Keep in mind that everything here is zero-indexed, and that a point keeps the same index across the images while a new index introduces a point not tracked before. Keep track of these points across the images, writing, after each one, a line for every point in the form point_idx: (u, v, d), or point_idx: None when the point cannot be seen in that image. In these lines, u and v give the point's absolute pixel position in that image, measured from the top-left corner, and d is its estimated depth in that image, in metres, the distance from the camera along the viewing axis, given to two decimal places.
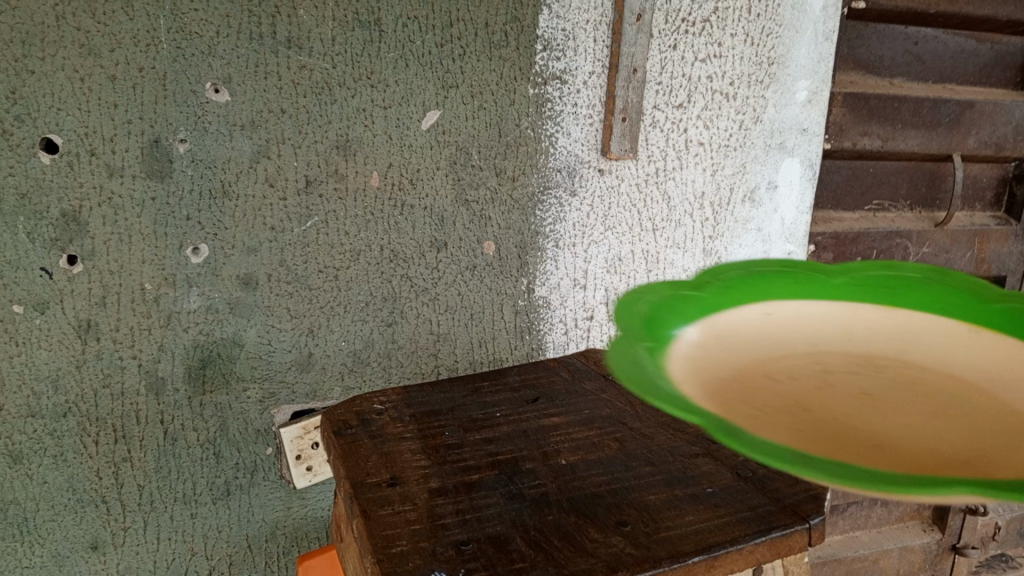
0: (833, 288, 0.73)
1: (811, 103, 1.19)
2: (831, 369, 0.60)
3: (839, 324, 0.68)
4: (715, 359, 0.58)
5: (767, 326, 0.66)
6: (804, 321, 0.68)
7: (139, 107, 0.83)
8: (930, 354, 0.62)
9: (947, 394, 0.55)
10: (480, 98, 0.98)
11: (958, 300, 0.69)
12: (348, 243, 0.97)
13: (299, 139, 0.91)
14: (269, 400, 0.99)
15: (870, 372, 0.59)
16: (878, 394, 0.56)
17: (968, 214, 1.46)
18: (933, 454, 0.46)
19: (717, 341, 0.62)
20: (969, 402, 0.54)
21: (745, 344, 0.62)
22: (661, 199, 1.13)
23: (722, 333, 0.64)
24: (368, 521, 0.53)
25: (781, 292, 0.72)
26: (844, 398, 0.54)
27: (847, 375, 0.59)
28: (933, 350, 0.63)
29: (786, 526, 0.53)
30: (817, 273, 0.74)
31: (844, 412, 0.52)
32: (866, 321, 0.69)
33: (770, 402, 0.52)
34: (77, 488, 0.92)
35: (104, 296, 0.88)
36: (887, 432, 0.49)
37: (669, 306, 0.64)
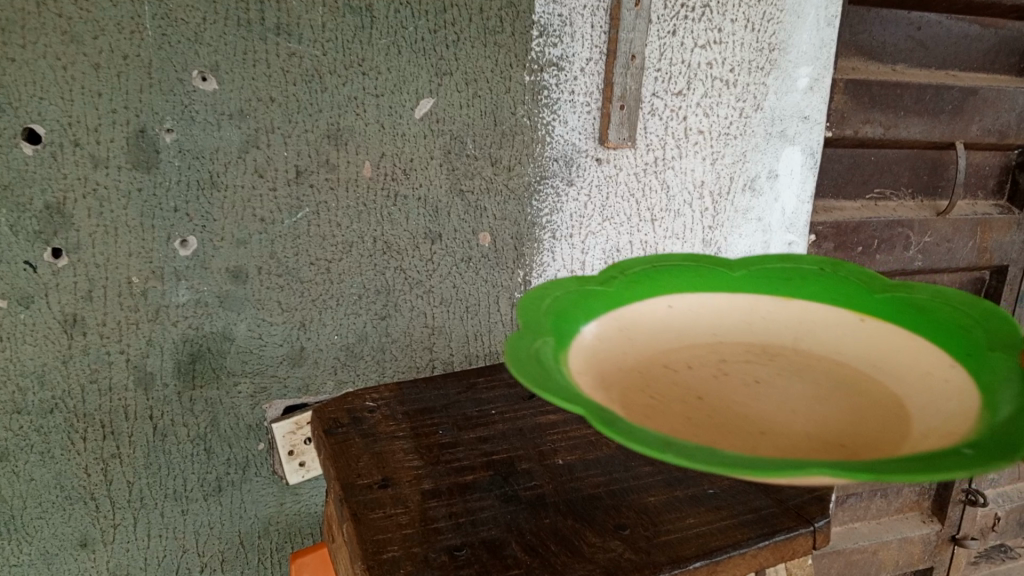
0: (733, 281, 0.64)
1: (813, 90, 1.16)
2: (724, 368, 0.53)
3: (738, 318, 0.61)
4: (607, 361, 0.51)
5: (663, 324, 0.59)
6: (704, 316, 0.61)
7: (124, 96, 0.81)
8: (825, 348, 0.57)
9: (838, 389, 0.51)
10: (474, 86, 0.96)
11: (844, 284, 0.62)
12: (340, 234, 0.95)
13: (289, 128, 0.89)
14: (261, 395, 0.97)
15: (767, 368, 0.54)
16: (772, 394, 0.50)
17: (970, 202, 1.44)
18: (811, 456, 0.42)
19: (613, 341, 0.54)
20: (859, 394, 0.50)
21: (640, 343, 0.55)
22: (660, 189, 1.11)
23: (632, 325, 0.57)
24: (358, 526, 0.51)
25: (681, 286, 0.63)
26: (729, 398, 0.50)
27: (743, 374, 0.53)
28: (829, 343, 0.57)
29: (790, 530, 0.51)
30: (720, 265, 0.67)
31: (732, 411, 0.47)
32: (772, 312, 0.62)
33: (656, 406, 0.46)
34: (65, 485, 0.91)
35: (90, 290, 0.86)
36: (769, 438, 0.45)
37: (572, 304, 0.56)
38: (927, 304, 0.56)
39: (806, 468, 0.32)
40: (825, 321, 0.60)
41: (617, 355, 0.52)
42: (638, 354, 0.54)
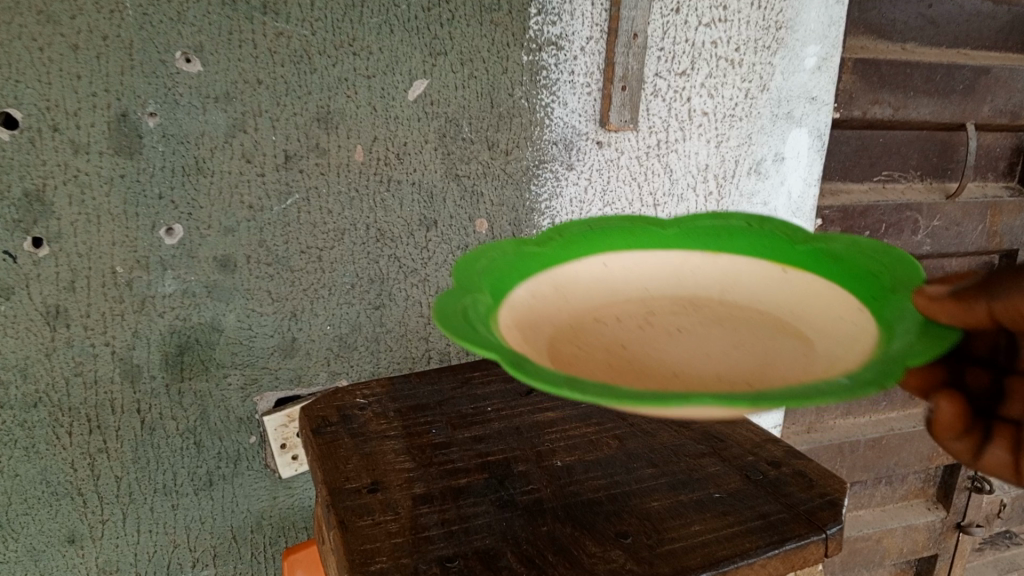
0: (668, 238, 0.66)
1: (821, 69, 1.12)
2: (652, 319, 0.56)
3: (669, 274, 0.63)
4: (541, 316, 0.53)
5: (597, 282, 0.61)
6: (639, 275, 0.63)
7: (104, 78, 0.77)
8: (749, 301, 0.60)
9: (756, 335, 0.54)
10: (470, 66, 0.92)
11: (769, 240, 0.65)
12: (331, 222, 0.92)
13: (277, 111, 0.85)
14: (252, 387, 0.95)
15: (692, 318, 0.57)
16: (694, 340, 0.53)
17: (979, 185, 1.41)
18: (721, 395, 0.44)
19: (549, 298, 0.56)
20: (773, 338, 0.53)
21: (574, 301, 0.57)
22: (662, 172, 1.08)
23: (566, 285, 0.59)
24: (345, 535, 0.48)
25: (617, 245, 0.65)
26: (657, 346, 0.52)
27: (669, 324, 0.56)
28: (753, 296, 0.60)
29: (800, 537, 0.49)
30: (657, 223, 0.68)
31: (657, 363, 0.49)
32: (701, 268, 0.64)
33: (582, 353, 0.48)
34: (52, 481, 0.88)
35: (73, 281, 0.83)
36: (686, 377, 0.47)
37: (509, 267, 0.58)
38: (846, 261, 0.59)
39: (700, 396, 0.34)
40: (750, 275, 0.63)
41: (551, 312, 0.54)
42: (571, 310, 0.56)
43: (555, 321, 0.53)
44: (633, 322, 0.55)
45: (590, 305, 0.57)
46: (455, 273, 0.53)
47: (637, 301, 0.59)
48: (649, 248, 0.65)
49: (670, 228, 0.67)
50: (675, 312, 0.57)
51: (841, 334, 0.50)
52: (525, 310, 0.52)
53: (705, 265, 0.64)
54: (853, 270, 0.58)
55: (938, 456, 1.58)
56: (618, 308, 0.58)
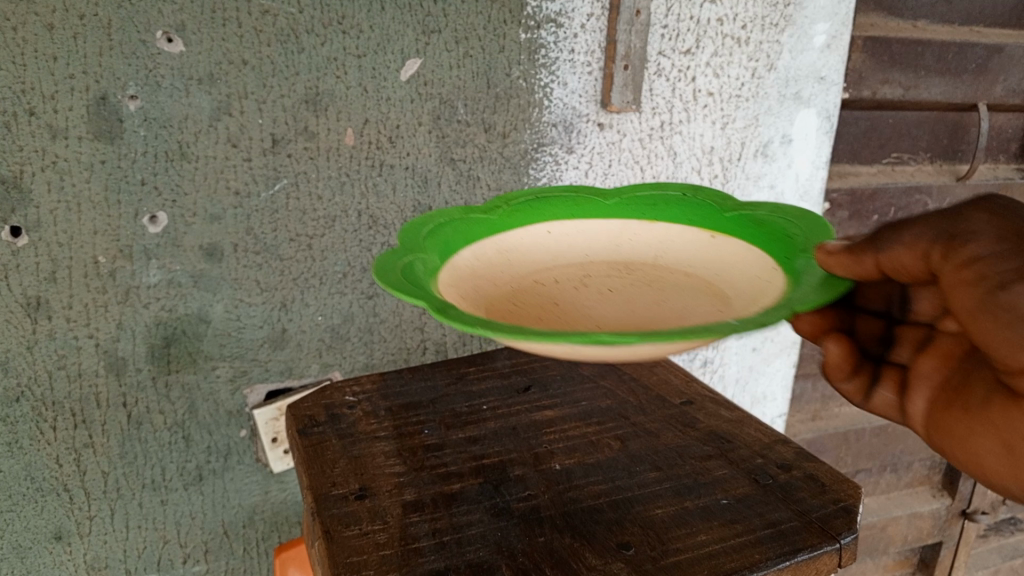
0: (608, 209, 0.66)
1: (830, 48, 1.08)
2: (581, 283, 0.58)
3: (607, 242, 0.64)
4: (481, 282, 0.55)
5: (545, 251, 0.62)
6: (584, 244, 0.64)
7: (82, 59, 0.74)
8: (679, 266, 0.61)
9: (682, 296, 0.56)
10: (465, 45, 0.89)
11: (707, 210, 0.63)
12: (322, 208, 0.88)
13: (264, 93, 0.82)
14: (241, 379, 0.92)
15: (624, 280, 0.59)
16: (621, 300, 0.56)
17: (991, 166, 1.37)
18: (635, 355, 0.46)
19: (491, 264, 0.58)
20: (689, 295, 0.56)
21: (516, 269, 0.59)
22: (666, 155, 1.04)
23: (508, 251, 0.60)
24: (330, 546, 0.45)
25: (560, 216, 0.65)
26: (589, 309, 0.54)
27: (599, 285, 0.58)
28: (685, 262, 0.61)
29: (813, 548, 0.46)
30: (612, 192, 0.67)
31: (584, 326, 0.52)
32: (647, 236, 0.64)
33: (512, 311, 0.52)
34: (36, 477, 0.86)
35: (53, 271, 0.80)
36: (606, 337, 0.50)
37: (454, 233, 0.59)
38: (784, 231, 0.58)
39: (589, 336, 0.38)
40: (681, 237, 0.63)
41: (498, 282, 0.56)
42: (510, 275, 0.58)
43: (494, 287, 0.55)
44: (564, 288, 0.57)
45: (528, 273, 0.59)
46: (400, 239, 0.56)
47: (575, 267, 0.61)
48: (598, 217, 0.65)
49: (611, 198, 0.67)
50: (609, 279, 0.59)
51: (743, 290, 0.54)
52: (464, 274, 0.55)
53: (641, 232, 0.64)
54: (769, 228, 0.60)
55: None
56: (553, 275, 0.60)
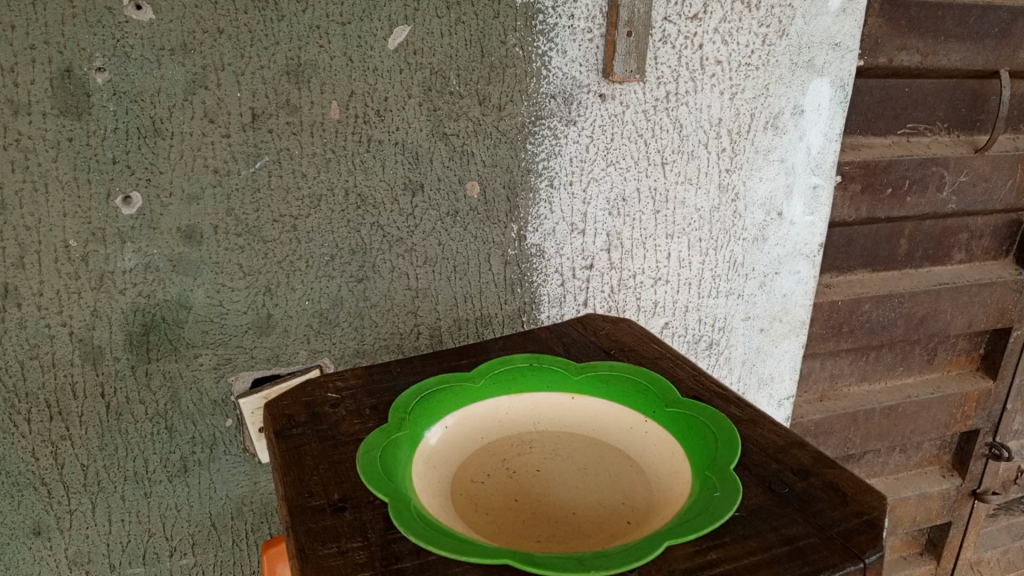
0: (573, 383, 0.59)
1: (846, 12, 1.01)
2: (511, 463, 0.52)
3: (557, 413, 0.58)
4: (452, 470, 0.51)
5: (496, 420, 0.57)
6: (541, 413, 0.58)
7: (43, 29, 0.69)
8: (620, 442, 0.54)
9: (616, 473, 0.51)
10: (457, 10, 0.83)
11: (634, 383, 0.58)
12: (306, 187, 0.83)
13: (241, 64, 0.76)
14: (225, 367, 0.88)
15: (562, 452, 0.54)
16: (566, 469, 0.52)
17: (1011, 136, 1.30)
18: (573, 542, 0.44)
19: (466, 434, 0.55)
20: (613, 476, 0.51)
21: (471, 453, 0.54)
22: (671, 128, 0.98)
23: (466, 426, 0.55)
24: (303, 567, 0.41)
25: (514, 387, 0.59)
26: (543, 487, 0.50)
27: (529, 464, 0.52)
28: (624, 437, 0.54)
29: (836, 568, 0.41)
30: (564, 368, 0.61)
31: (550, 506, 0.48)
32: (590, 410, 0.57)
33: (443, 513, 0.46)
34: (11, 471, 0.82)
35: (22, 256, 0.75)
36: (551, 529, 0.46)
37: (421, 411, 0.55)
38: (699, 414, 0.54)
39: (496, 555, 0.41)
40: (617, 412, 0.56)
41: (459, 440, 0.54)
42: (473, 457, 0.53)
43: (461, 456, 0.53)
44: (504, 457, 0.53)
45: (480, 440, 0.55)
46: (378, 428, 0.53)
47: (516, 437, 0.56)
48: (552, 387, 0.59)
49: (578, 372, 0.60)
50: (556, 446, 0.55)
51: (653, 499, 0.48)
52: (441, 460, 0.52)
53: (579, 411, 0.58)
54: (695, 430, 0.52)
55: (954, 423, 1.51)
56: (499, 446, 0.54)
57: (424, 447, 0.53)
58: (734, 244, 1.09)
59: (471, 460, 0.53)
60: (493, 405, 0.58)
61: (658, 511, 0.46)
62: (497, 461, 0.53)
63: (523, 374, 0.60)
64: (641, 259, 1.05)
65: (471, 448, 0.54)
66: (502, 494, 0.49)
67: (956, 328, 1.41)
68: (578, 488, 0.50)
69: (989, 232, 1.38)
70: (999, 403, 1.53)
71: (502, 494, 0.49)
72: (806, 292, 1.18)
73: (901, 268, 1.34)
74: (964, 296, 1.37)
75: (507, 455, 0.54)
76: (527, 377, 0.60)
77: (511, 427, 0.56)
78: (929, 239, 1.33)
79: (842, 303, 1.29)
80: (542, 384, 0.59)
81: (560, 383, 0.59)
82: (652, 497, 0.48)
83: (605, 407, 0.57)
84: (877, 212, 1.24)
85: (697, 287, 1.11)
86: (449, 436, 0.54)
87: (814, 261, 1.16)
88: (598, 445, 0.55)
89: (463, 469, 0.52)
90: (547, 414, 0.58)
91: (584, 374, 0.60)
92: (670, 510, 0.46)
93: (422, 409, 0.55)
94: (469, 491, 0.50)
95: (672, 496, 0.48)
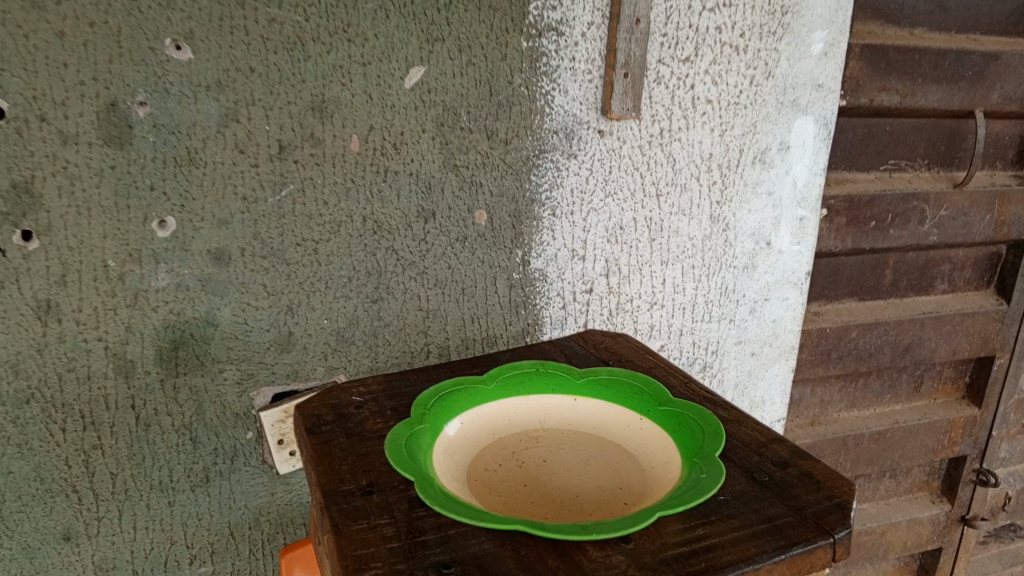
0: (576, 386, 0.65)
1: (827, 56, 1.09)
2: (521, 455, 0.58)
3: (561, 412, 0.63)
4: (468, 461, 0.57)
5: (507, 419, 0.62)
6: (546, 413, 0.63)
7: (92, 67, 0.75)
8: (618, 436, 0.60)
9: (614, 464, 0.57)
10: (468, 53, 0.90)
11: (630, 386, 0.64)
12: (327, 213, 0.90)
13: (271, 100, 0.83)
14: (247, 382, 0.93)
15: (566, 446, 0.60)
16: (570, 461, 0.57)
17: (988, 173, 1.38)
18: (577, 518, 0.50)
19: (480, 430, 0.61)
20: (612, 466, 0.57)
21: (484, 445, 0.59)
22: (665, 162, 1.05)
23: (479, 423, 0.61)
24: (338, 539, 0.46)
25: (522, 390, 0.65)
26: (549, 475, 0.55)
27: (536, 456, 0.58)
28: (622, 432, 0.60)
29: (808, 542, 0.47)
30: (568, 373, 0.67)
31: (556, 490, 0.54)
32: (591, 410, 0.63)
33: (461, 492, 0.52)
34: (45, 478, 0.87)
35: (64, 275, 0.81)
36: (558, 508, 0.51)
37: (440, 409, 0.61)
38: (687, 411, 0.60)
39: (510, 523, 0.47)
40: (616, 411, 0.62)
41: (474, 435, 0.60)
42: (485, 449, 0.59)
43: (476, 448, 0.59)
44: (514, 450, 0.59)
45: (492, 434, 0.61)
46: (403, 422, 0.59)
47: (524, 433, 0.61)
48: (556, 390, 0.65)
49: (580, 377, 0.66)
50: (561, 441, 0.60)
51: (648, 483, 0.53)
52: (458, 451, 0.58)
53: (581, 411, 0.63)
54: (685, 424, 0.58)
55: (942, 449, 1.56)
56: (510, 441, 0.60)
57: (443, 439, 0.58)
58: (725, 271, 1.16)
59: (484, 452, 0.59)
60: (505, 405, 0.63)
61: (652, 492, 0.52)
62: (507, 453, 0.58)
63: (531, 378, 0.66)
64: (638, 284, 1.11)
65: (484, 441, 0.60)
66: (513, 480, 0.55)
67: (941, 355, 1.47)
68: (581, 476, 0.55)
69: (971, 263, 1.44)
70: (985, 429, 1.58)
71: (513, 479, 0.55)
72: (794, 318, 1.24)
73: (886, 298, 1.40)
74: (947, 324, 1.43)
75: (517, 448, 0.59)
76: (535, 382, 0.66)
77: (520, 426, 0.62)
78: (912, 270, 1.40)
79: (830, 330, 1.35)
80: (547, 388, 0.65)
81: (564, 387, 0.65)
82: (647, 482, 0.54)
83: (604, 408, 0.63)
84: (862, 243, 1.31)
85: (690, 312, 1.17)
86: (464, 430, 0.60)
87: (802, 288, 1.22)
88: (599, 441, 0.60)
89: (477, 459, 0.58)
90: (553, 413, 0.63)
91: (586, 378, 0.66)
92: (663, 490, 0.51)
93: (441, 406, 0.61)
94: (483, 477, 0.55)
95: (664, 479, 0.53)
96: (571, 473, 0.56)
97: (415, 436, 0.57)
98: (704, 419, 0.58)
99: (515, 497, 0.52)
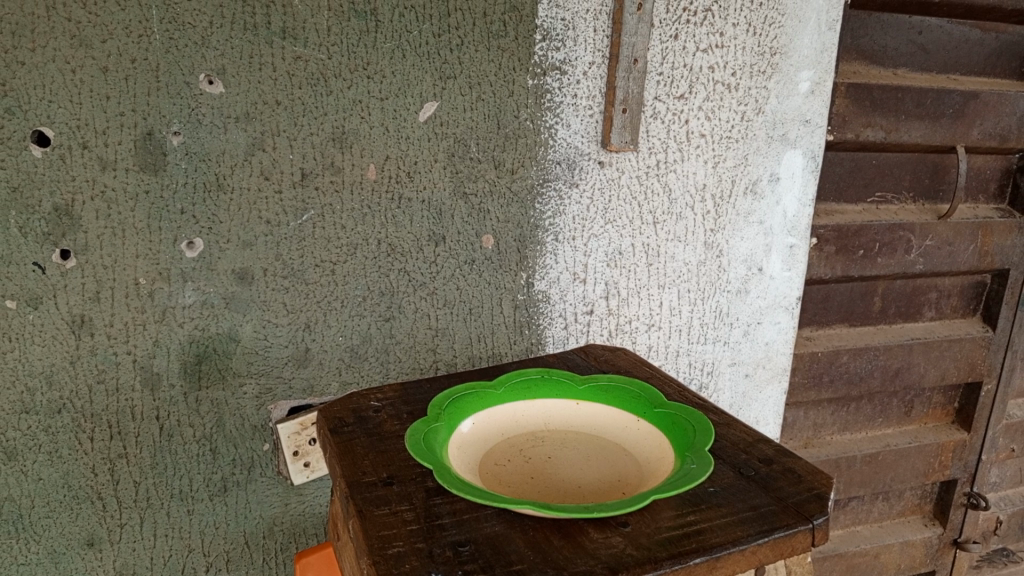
0: (578, 391, 0.70)
1: (814, 94, 1.16)
2: (528, 452, 0.63)
3: (564, 415, 0.69)
4: (480, 456, 0.62)
5: (514, 420, 0.68)
6: (550, 416, 0.69)
7: (132, 98, 0.82)
8: (617, 437, 0.65)
9: (613, 461, 0.62)
10: (478, 89, 0.97)
11: (628, 390, 0.69)
12: (344, 237, 0.96)
13: (295, 131, 0.90)
14: (266, 396, 0.98)
15: (570, 445, 0.65)
16: (573, 458, 0.62)
17: (971, 205, 1.44)
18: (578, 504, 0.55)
19: (490, 430, 0.66)
20: (612, 462, 0.62)
21: (493, 443, 0.64)
22: (662, 192, 1.12)
23: (489, 424, 0.66)
24: (363, 522, 0.51)
25: (528, 395, 0.70)
26: (554, 471, 0.60)
27: (542, 453, 0.63)
28: (620, 433, 0.65)
29: (789, 526, 0.51)
30: (570, 379, 0.72)
31: (560, 482, 0.58)
32: (592, 414, 0.68)
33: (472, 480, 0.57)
34: (73, 485, 0.91)
35: (98, 291, 0.86)
36: (561, 497, 0.56)
37: (454, 410, 0.66)
38: (680, 412, 0.65)
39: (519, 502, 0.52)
40: (615, 415, 0.67)
41: (484, 434, 0.65)
42: (495, 447, 0.64)
43: (486, 446, 0.64)
44: (521, 447, 0.64)
45: (501, 434, 0.66)
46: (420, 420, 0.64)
47: (531, 433, 0.66)
48: (559, 394, 0.70)
49: (582, 383, 0.71)
50: (565, 441, 0.65)
51: (645, 475, 0.58)
52: (471, 447, 0.63)
53: (582, 415, 0.69)
54: (678, 424, 0.63)
55: (934, 472, 1.60)
56: (517, 440, 0.65)
57: (456, 436, 0.63)
58: (719, 295, 1.22)
59: (494, 449, 0.64)
60: (513, 408, 0.69)
61: (648, 483, 0.57)
62: (515, 451, 0.63)
63: (536, 384, 0.71)
64: (636, 306, 1.17)
65: (494, 440, 0.65)
66: (521, 474, 0.60)
67: (930, 381, 1.52)
68: (583, 470, 0.60)
69: (957, 291, 1.50)
70: (974, 454, 1.63)
71: (521, 473, 0.60)
72: (786, 341, 1.29)
73: (876, 324, 1.46)
74: (935, 350, 1.48)
75: (524, 446, 0.64)
76: (540, 387, 0.71)
77: (526, 427, 0.67)
78: (900, 297, 1.46)
79: (822, 354, 1.40)
80: (551, 393, 0.70)
81: (566, 392, 0.70)
82: (643, 474, 0.59)
83: (604, 413, 0.68)
84: (851, 270, 1.37)
85: (686, 334, 1.22)
86: (475, 430, 0.65)
87: (793, 312, 1.28)
88: (600, 441, 0.65)
89: (487, 455, 0.63)
90: (557, 416, 0.69)
91: (587, 384, 0.71)
92: (658, 480, 0.56)
93: (454, 407, 0.66)
94: (493, 471, 0.60)
95: (660, 471, 0.58)
96: (573, 469, 0.61)
97: (431, 430, 0.62)
98: (694, 419, 0.63)
99: (522, 488, 0.57)
